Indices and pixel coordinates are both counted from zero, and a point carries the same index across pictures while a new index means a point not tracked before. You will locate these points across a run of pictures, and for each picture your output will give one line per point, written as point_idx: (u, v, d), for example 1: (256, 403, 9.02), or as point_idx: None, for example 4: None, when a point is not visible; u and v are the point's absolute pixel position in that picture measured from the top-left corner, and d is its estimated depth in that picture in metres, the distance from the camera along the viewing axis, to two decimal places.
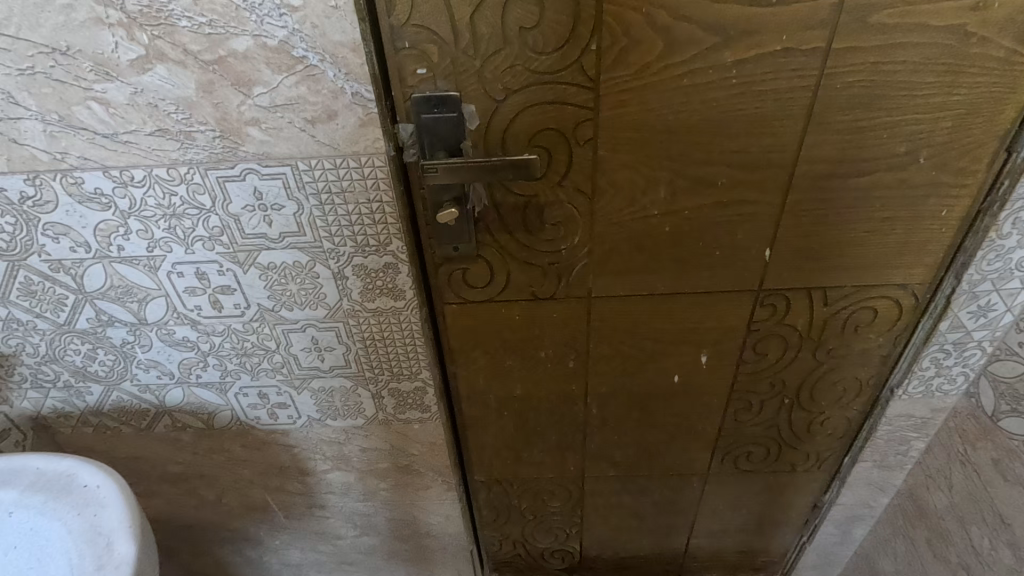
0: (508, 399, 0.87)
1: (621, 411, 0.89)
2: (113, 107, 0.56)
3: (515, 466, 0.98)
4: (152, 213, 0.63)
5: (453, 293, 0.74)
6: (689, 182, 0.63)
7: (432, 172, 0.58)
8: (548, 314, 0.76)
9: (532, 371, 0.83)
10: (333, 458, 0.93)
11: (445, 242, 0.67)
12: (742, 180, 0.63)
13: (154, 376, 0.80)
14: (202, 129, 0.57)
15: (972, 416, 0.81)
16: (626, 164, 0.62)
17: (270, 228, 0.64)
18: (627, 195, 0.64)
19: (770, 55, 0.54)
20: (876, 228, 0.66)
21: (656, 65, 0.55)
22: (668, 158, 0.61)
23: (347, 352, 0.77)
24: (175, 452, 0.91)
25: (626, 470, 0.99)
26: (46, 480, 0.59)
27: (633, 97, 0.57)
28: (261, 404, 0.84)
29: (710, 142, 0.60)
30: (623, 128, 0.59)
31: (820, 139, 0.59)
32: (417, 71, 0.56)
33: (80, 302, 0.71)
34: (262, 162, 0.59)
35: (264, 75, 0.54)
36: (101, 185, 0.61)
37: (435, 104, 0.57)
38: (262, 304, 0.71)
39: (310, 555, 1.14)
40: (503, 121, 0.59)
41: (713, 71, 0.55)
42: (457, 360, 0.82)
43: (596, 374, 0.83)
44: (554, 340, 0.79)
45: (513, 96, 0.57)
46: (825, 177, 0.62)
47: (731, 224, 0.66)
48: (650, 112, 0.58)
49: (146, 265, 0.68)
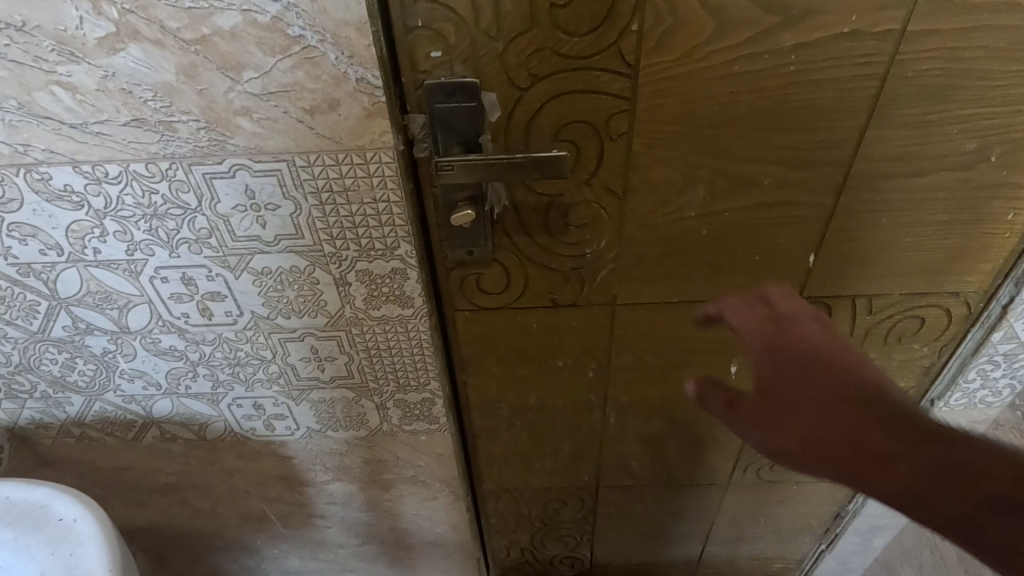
0: (521, 409, 0.81)
1: (641, 422, 0.83)
2: (80, 93, 0.48)
3: (526, 476, 0.93)
4: (130, 213, 0.56)
5: (466, 300, 0.67)
6: (732, 182, 0.56)
7: (446, 170, 0.51)
8: (569, 322, 0.70)
9: (548, 380, 0.77)
10: (334, 469, 0.87)
11: (458, 246, 0.61)
12: (791, 180, 0.56)
13: (139, 387, 0.74)
14: (184, 120, 0.50)
15: (1015, 430, 0.76)
16: (662, 161, 0.55)
17: (263, 230, 0.57)
18: (662, 196, 0.57)
19: (835, 39, 0.47)
20: (933, 233, 0.60)
21: (705, 49, 0.48)
22: (709, 156, 0.55)
23: (349, 362, 0.71)
24: (166, 463, 0.86)
25: (643, 480, 0.94)
26: (17, 511, 0.53)
27: (675, 86, 0.50)
28: (256, 415, 0.78)
29: (758, 137, 0.53)
30: (662, 121, 0.52)
31: (882, 134, 0.53)
32: (431, 55, 0.48)
33: (54, 309, 0.64)
34: (254, 157, 0.52)
35: (255, 57, 0.47)
36: (72, 181, 0.54)
37: (451, 93, 0.50)
38: (255, 312, 0.65)
39: (310, 563, 1.09)
40: (527, 112, 0.52)
41: (769, 57, 0.48)
42: (468, 369, 0.76)
43: (617, 384, 0.78)
44: (574, 350, 0.73)
45: (539, 84, 0.50)
46: (883, 177, 0.56)
47: (775, 228, 0.60)
48: (693, 103, 0.51)
49: (126, 269, 0.61)
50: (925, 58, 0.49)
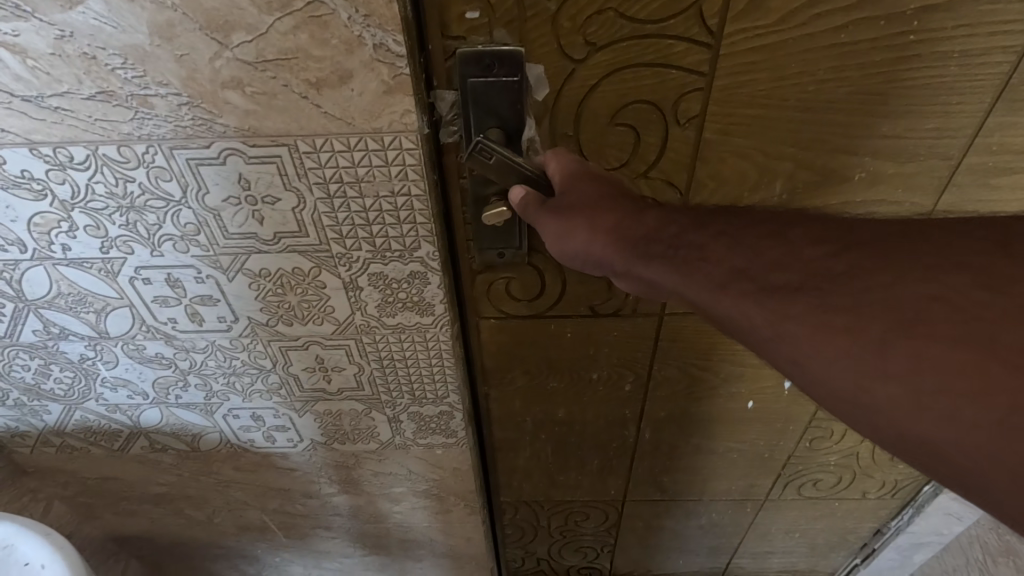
0: (547, 422, 0.74)
1: (677, 437, 0.76)
2: (32, 57, 0.39)
3: (548, 489, 0.87)
4: (103, 205, 0.47)
5: (493, 307, 0.59)
6: (818, 177, 0.50)
7: (482, 157, 0.44)
8: (608, 332, 0.62)
9: (579, 393, 0.69)
10: (340, 481, 0.80)
11: (486, 247, 0.53)
12: (890, 174, 0.50)
13: (124, 396, 0.66)
14: (161, 93, 0.41)
15: None
16: (739, 151, 0.48)
17: (261, 226, 0.49)
18: (734, 193, 0.50)
19: (974, 0, 0.40)
20: None
21: (808, 12, 0.41)
22: (796, 145, 0.47)
23: (359, 373, 0.63)
24: (157, 473, 0.78)
25: (674, 494, 0.87)
26: None
27: (764, 59, 0.43)
28: (255, 426, 0.70)
29: (853, 122, 0.46)
30: (744, 104, 0.45)
31: (1005, 119, 0.46)
32: (466, 15, 0.40)
33: (21, 311, 0.56)
34: (248, 140, 0.43)
35: (248, 15, 0.37)
36: (30, 166, 0.45)
37: (488, 64, 0.42)
38: (252, 318, 0.57)
39: (313, 571, 1.03)
40: (578, 92, 0.44)
41: (885, 24, 0.41)
42: (491, 381, 0.68)
43: (655, 399, 0.70)
44: (611, 362, 0.65)
45: (597, 56, 0.42)
46: (999, 171, 0.49)
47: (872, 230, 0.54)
48: (785, 81, 0.44)
49: (101, 269, 0.52)
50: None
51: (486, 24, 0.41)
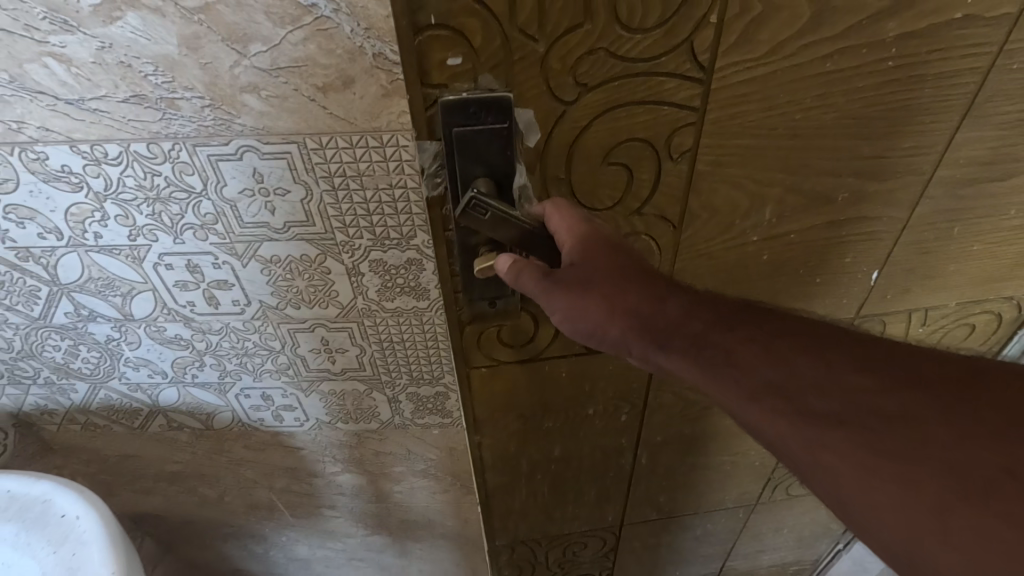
0: (544, 459, 0.76)
1: (672, 456, 0.81)
2: (75, 66, 0.45)
3: (546, 523, 0.87)
4: (132, 196, 0.53)
5: (486, 355, 0.61)
6: (803, 199, 0.53)
7: (475, 213, 0.44)
8: (603, 368, 0.66)
9: (577, 428, 0.73)
10: (343, 461, 0.85)
11: (479, 297, 0.53)
12: (872, 191, 0.54)
13: (145, 375, 0.71)
14: (187, 97, 0.46)
15: None
16: (730, 181, 0.50)
17: (272, 216, 0.54)
18: (724, 219, 0.53)
19: (947, 25, 0.44)
20: (1002, 240, 0.62)
21: (797, 43, 0.43)
22: (784, 171, 0.50)
23: (361, 354, 0.68)
24: (172, 451, 0.84)
25: (670, 512, 0.91)
26: (17, 506, 0.58)
27: (755, 90, 0.44)
28: (265, 405, 0.75)
29: (836, 147, 0.50)
30: (734, 136, 0.47)
31: (970, 134, 0.51)
32: (449, 62, 0.40)
33: (55, 294, 0.62)
34: (262, 138, 0.49)
35: (263, 29, 0.43)
36: (69, 161, 0.50)
37: (473, 112, 0.42)
38: (264, 301, 0.62)
39: (318, 551, 1.09)
40: (569, 133, 0.45)
41: (866, 50, 0.44)
42: (485, 427, 0.69)
43: (650, 423, 0.75)
44: (608, 394, 0.69)
45: (587, 97, 0.43)
46: (963, 182, 0.55)
47: (851, 244, 0.59)
48: (774, 112, 0.46)
49: (128, 255, 0.58)
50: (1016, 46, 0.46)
51: (472, 70, 0.40)
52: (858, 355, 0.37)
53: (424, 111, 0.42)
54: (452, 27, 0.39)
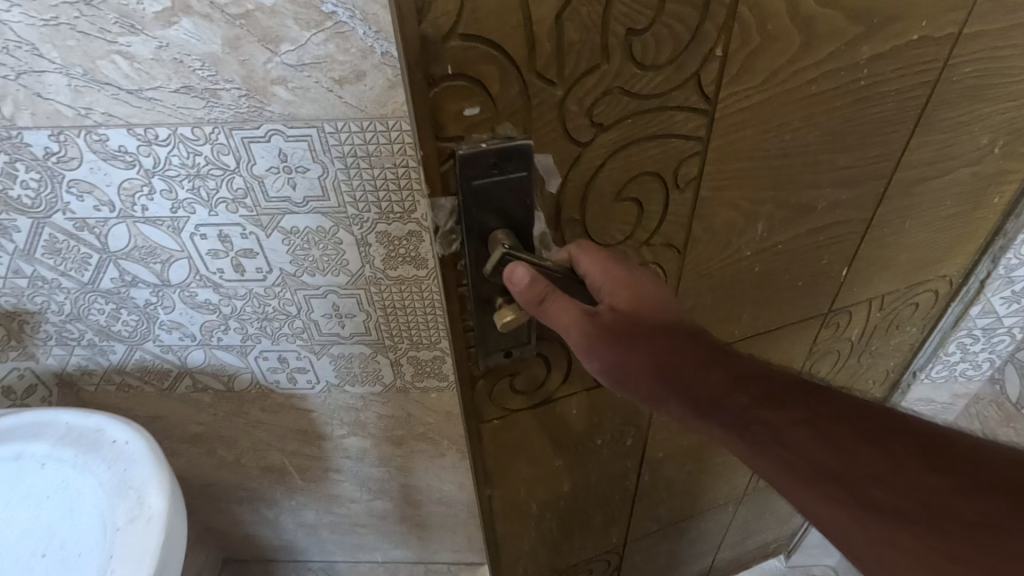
0: (553, 499, 0.81)
1: (673, 467, 0.89)
2: (137, 61, 0.54)
3: (554, 559, 0.92)
4: (176, 173, 0.62)
5: (497, 407, 0.64)
6: (787, 214, 0.58)
7: (506, 268, 0.47)
8: (611, 398, 0.72)
9: (584, 460, 0.78)
10: (350, 424, 0.94)
11: (495, 346, 0.56)
12: (844, 200, 0.60)
13: (176, 338, 0.81)
14: (227, 87, 0.56)
15: (995, 402, 0.82)
16: (727, 203, 0.55)
17: (294, 191, 0.63)
18: (721, 238, 0.57)
19: (907, 46, 0.50)
20: (954, 233, 0.68)
21: (789, 69, 0.48)
22: (773, 189, 0.56)
23: (367, 320, 0.77)
24: (196, 412, 0.93)
25: (671, 519, 0.99)
26: (76, 435, 0.60)
27: (752, 116, 0.49)
28: (281, 368, 0.84)
29: (818, 160, 0.55)
30: (730, 160, 0.52)
31: (922, 140, 0.58)
32: (465, 112, 0.42)
33: (104, 261, 0.71)
34: (288, 123, 0.58)
35: (292, 31, 0.52)
36: (126, 142, 0.60)
37: (492, 165, 0.44)
38: (283, 269, 0.71)
39: (325, 517, 1.17)
40: (590, 169, 0.48)
41: (843, 73, 0.50)
42: (495, 481, 0.73)
43: (651, 443, 0.83)
44: (617, 421, 0.76)
45: (603, 136, 0.46)
46: (917, 183, 0.61)
47: (825, 250, 0.63)
48: (764, 135, 0.51)
49: (169, 226, 0.67)
50: (967, 63, 0.53)
51: (490, 119, 0.43)
52: (909, 452, 0.39)
53: (439, 167, 0.44)
54: (470, 78, 0.40)
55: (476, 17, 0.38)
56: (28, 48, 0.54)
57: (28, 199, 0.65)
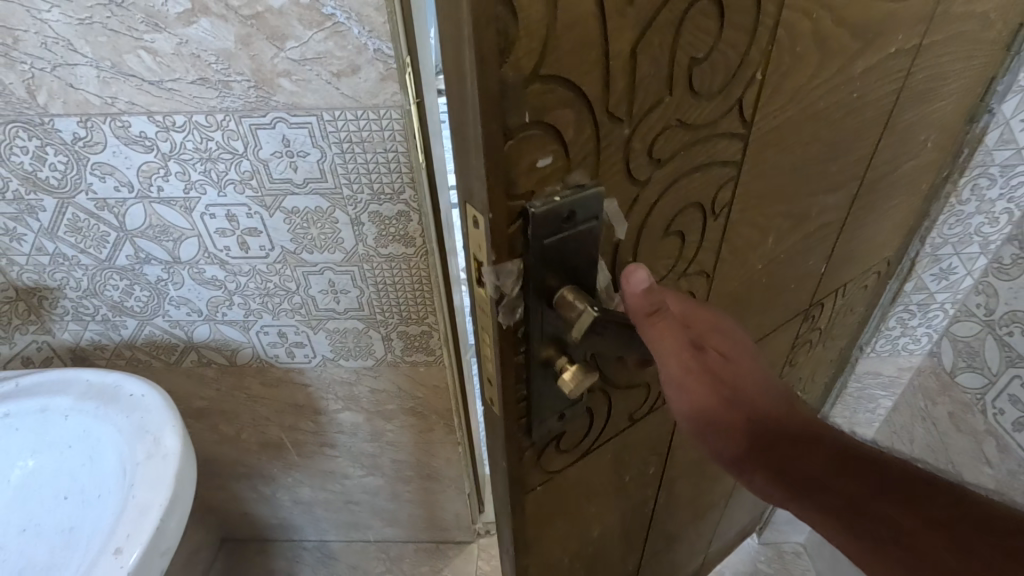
0: (584, 547, 0.74)
1: (681, 481, 0.88)
2: (160, 56, 0.62)
3: None
4: (190, 157, 0.70)
5: (544, 467, 0.57)
6: (790, 223, 0.60)
7: (598, 334, 0.41)
8: (639, 427, 0.69)
9: (610, 499, 0.73)
10: (344, 398, 1.01)
11: (553, 405, 0.50)
12: (829, 203, 0.62)
13: (184, 313, 0.88)
14: (238, 80, 0.63)
15: (934, 373, 0.88)
16: (746, 220, 0.55)
17: (295, 173, 0.71)
18: (740, 254, 0.58)
19: (884, 60, 0.53)
20: (898, 220, 0.73)
21: (803, 90, 0.49)
22: (783, 202, 0.57)
23: (360, 295, 0.84)
24: (200, 387, 1.00)
25: (677, 527, 0.98)
26: (95, 390, 0.66)
27: (773, 136, 0.50)
28: (280, 343, 0.91)
29: (815, 170, 0.57)
30: (753, 180, 0.52)
31: (887, 141, 0.61)
32: (539, 164, 0.36)
33: (121, 239, 0.78)
34: (291, 111, 0.66)
35: (296, 30, 0.60)
36: (146, 128, 0.67)
37: (567, 217, 0.39)
38: (285, 247, 0.78)
39: (319, 494, 1.23)
40: (646, 206, 0.46)
41: (840, 89, 0.52)
42: (534, 547, 0.63)
43: (666, 462, 0.80)
44: (642, 449, 0.73)
45: (659, 172, 0.44)
46: (880, 178, 0.65)
47: (812, 250, 0.66)
48: (779, 152, 0.52)
49: (182, 206, 0.75)
50: (925, 66, 0.57)
51: (562, 169, 0.38)
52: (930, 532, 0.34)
53: (506, 229, 0.38)
54: (546, 126, 0.35)
55: (558, 58, 0.33)
56: (64, 44, 0.62)
57: (55, 181, 0.72)
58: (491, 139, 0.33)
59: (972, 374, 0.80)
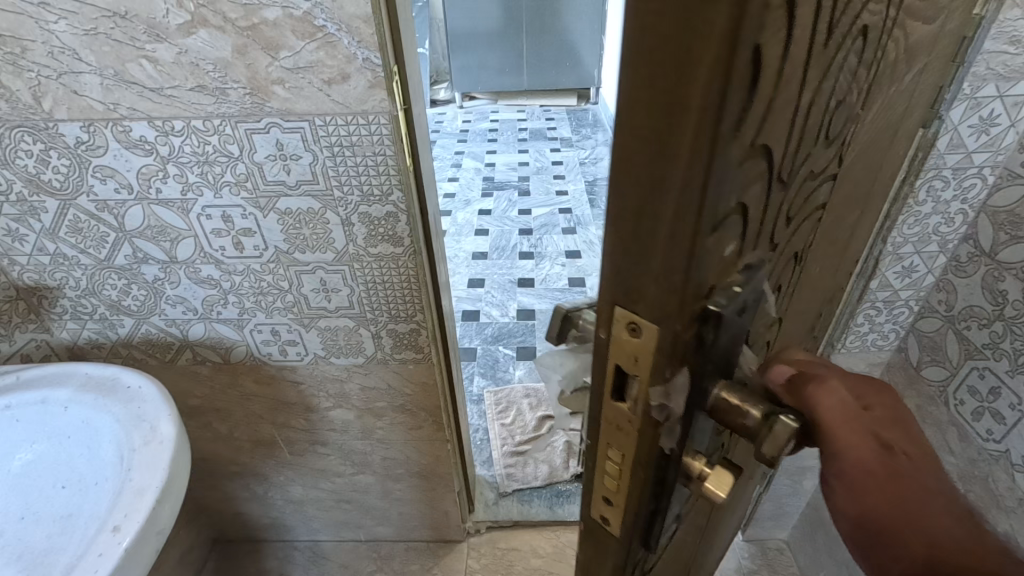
0: None
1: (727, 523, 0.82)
2: (161, 64, 0.66)
3: None
4: (187, 160, 0.73)
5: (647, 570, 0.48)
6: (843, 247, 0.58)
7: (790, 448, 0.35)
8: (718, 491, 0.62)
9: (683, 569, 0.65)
10: (335, 396, 1.04)
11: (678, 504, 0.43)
12: (862, 219, 0.62)
13: (180, 312, 0.91)
14: (235, 87, 0.67)
15: (902, 368, 0.92)
16: (825, 257, 0.52)
17: (288, 176, 0.74)
18: (816, 290, 0.55)
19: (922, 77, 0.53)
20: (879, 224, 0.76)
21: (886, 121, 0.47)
22: (845, 229, 0.55)
23: (351, 294, 0.87)
24: (195, 385, 1.02)
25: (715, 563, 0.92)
26: (94, 382, 0.70)
27: (861, 170, 0.48)
28: (273, 341, 0.94)
29: (869, 193, 0.55)
30: (839, 217, 0.49)
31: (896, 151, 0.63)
32: (727, 252, 0.29)
33: (119, 240, 0.81)
34: (284, 117, 0.69)
35: (289, 41, 0.64)
36: (146, 133, 0.71)
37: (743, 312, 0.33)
38: (278, 247, 0.82)
39: (311, 493, 1.25)
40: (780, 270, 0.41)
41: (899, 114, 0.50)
42: None
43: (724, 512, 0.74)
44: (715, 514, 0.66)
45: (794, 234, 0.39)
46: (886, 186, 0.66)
47: (843, 268, 0.65)
48: (858, 186, 0.49)
49: (179, 207, 0.78)
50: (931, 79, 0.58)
51: (738, 253, 0.31)
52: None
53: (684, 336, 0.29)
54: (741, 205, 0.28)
55: (767, 126, 0.27)
56: (70, 53, 0.65)
57: (58, 183, 0.76)
58: (711, 238, 0.26)
59: (936, 368, 0.84)
